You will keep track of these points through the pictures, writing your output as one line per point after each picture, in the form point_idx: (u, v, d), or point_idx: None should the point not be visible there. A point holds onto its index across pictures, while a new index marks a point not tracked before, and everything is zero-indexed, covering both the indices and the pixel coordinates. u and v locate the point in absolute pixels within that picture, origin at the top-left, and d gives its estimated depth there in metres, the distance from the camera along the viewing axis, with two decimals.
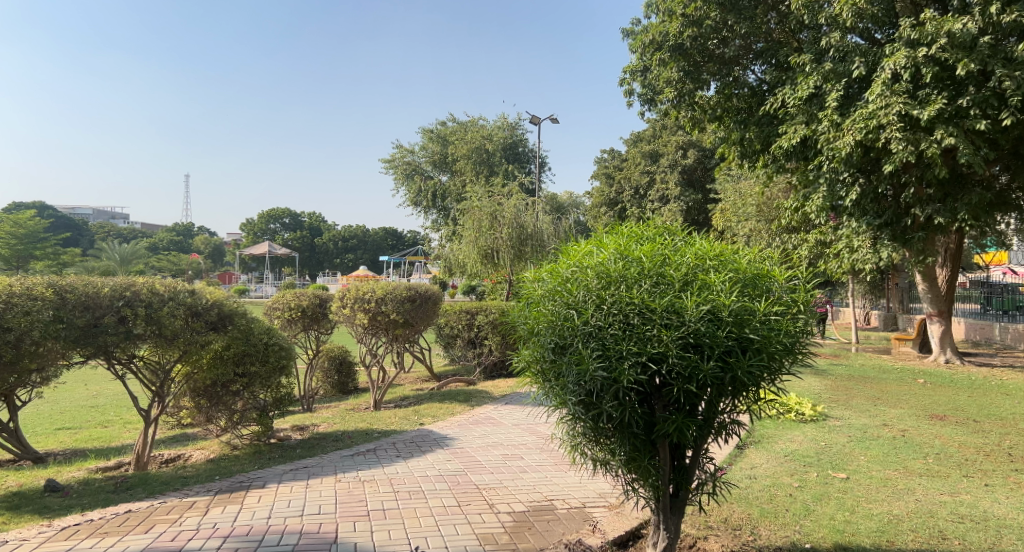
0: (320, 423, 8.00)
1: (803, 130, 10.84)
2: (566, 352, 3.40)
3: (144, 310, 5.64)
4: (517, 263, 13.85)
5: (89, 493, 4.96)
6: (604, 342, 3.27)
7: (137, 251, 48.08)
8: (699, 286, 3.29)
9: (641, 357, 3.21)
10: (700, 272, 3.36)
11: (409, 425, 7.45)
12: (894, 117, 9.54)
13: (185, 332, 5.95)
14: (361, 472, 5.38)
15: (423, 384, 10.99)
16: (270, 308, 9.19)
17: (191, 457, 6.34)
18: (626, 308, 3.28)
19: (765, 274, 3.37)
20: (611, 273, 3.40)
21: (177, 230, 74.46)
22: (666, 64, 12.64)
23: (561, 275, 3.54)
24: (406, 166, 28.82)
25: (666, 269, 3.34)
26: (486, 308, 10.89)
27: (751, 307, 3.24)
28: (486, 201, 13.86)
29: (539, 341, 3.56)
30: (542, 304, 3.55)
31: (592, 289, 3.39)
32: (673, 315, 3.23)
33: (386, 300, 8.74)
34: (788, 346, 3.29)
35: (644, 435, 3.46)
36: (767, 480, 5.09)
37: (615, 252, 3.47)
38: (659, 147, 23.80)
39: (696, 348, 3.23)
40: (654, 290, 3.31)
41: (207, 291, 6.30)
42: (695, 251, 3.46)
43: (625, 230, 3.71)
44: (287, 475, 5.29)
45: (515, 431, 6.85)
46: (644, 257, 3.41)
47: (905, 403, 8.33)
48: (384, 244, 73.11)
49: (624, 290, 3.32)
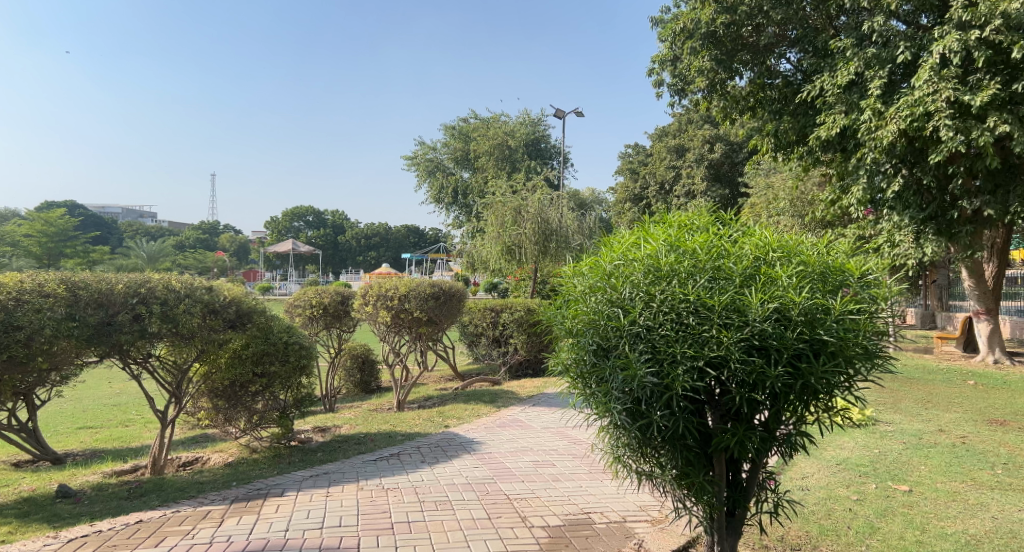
0: (342, 424, 7.74)
1: (843, 120, 10.27)
2: (610, 355, 3.07)
3: (160, 308, 5.41)
4: (542, 260, 13.49)
5: (102, 500, 4.71)
6: (654, 345, 2.94)
7: (163, 249, 48.60)
8: (764, 281, 2.93)
9: (697, 361, 2.87)
10: (763, 265, 2.99)
11: (434, 427, 7.15)
12: (944, 104, 8.98)
13: (202, 331, 5.72)
14: (384, 479, 5.09)
15: (447, 384, 10.70)
16: (291, 305, 8.97)
17: (210, 460, 6.11)
18: (679, 306, 2.93)
19: (840, 268, 2.99)
20: (662, 267, 3.05)
21: (202, 228, 75.42)
22: (698, 53, 12.16)
23: (603, 269, 3.20)
24: (428, 163, 28.57)
25: (724, 262, 2.98)
26: (512, 306, 10.56)
27: (825, 305, 2.86)
28: (510, 196, 13.54)
29: (579, 344, 3.22)
30: (581, 302, 3.22)
31: (639, 285, 3.04)
32: (734, 314, 2.87)
33: (409, 297, 8.46)
34: (867, 350, 2.90)
35: (698, 448, 3.14)
36: (821, 492, 4.72)
37: (664, 244, 3.12)
38: (685, 141, 23.26)
39: (761, 351, 2.87)
40: (711, 285, 2.95)
41: (224, 288, 6.07)
42: (757, 242, 3.09)
43: (674, 220, 3.35)
44: (307, 482, 5.01)
45: (546, 435, 6.53)
46: (699, 249, 3.05)
47: (959, 407, 7.83)
48: (406, 242, 73.12)
49: (677, 286, 2.96)
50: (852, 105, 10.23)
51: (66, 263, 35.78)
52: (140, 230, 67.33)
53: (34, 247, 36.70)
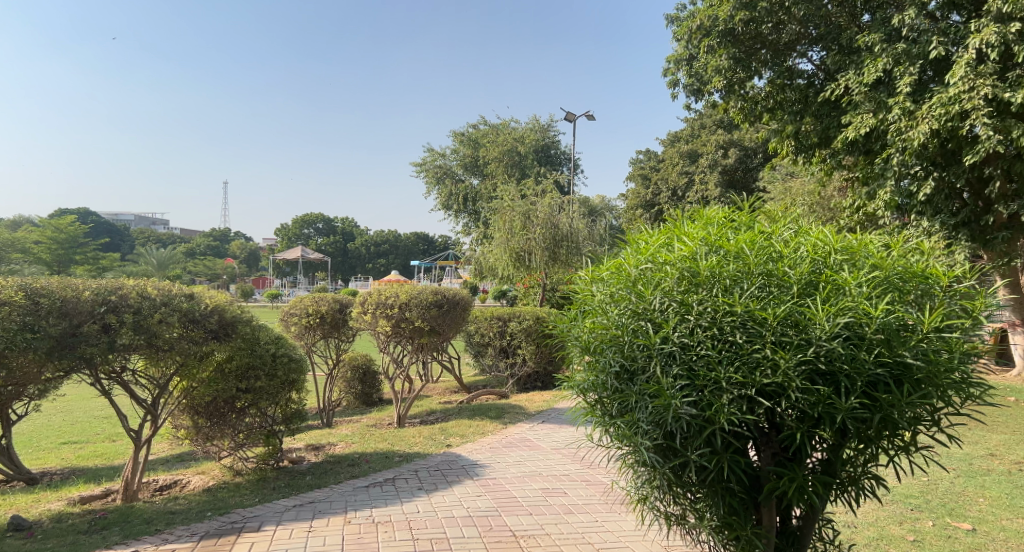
0: (338, 442, 7.21)
1: (870, 120, 9.57)
2: (637, 379, 2.56)
3: (131, 318, 4.90)
4: (552, 266, 12.98)
5: (56, 535, 4.20)
6: (692, 368, 2.43)
7: (173, 256, 48.39)
8: (830, 290, 2.39)
9: (746, 389, 2.35)
10: (825, 269, 2.46)
11: (435, 446, 6.61)
12: (981, 102, 8.27)
13: (181, 343, 5.20)
14: (376, 510, 4.56)
15: (452, 396, 10.14)
16: (286, 313, 8.47)
17: (189, 484, 5.60)
18: (722, 320, 2.43)
19: (922, 273, 2.42)
20: (700, 272, 2.53)
21: (213, 236, 75.72)
22: (715, 51, 11.60)
23: (629, 274, 2.69)
24: (437, 170, 28.06)
25: (779, 266, 2.46)
26: (520, 314, 10.01)
27: (908, 320, 2.30)
28: (519, 200, 13.02)
29: (598, 365, 2.71)
30: (600, 314, 2.72)
31: (671, 293, 2.54)
32: (793, 330, 2.34)
33: (409, 306, 7.93)
34: (963, 377, 2.31)
35: (744, 493, 2.59)
36: (872, 530, 4.14)
37: (702, 244, 2.61)
38: (698, 146, 22.69)
39: (826, 378, 2.32)
40: (762, 295, 2.43)
41: (205, 295, 5.54)
42: (816, 242, 2.56)
43: (714, 218, 2.83)
44: (288, 513, 4.49)
45: (557, 458, 5.97)
46: (746, 249, 2.53)
47: (1007, 428, 7.16)
48: (416, 249, 72.76)
49: (720, 295, 2.45)
50: (880, 104, 9.54)
51: (75, 271, 35.50)
52: (150, 236, 66.83)
53: (43, 253, 36.51)
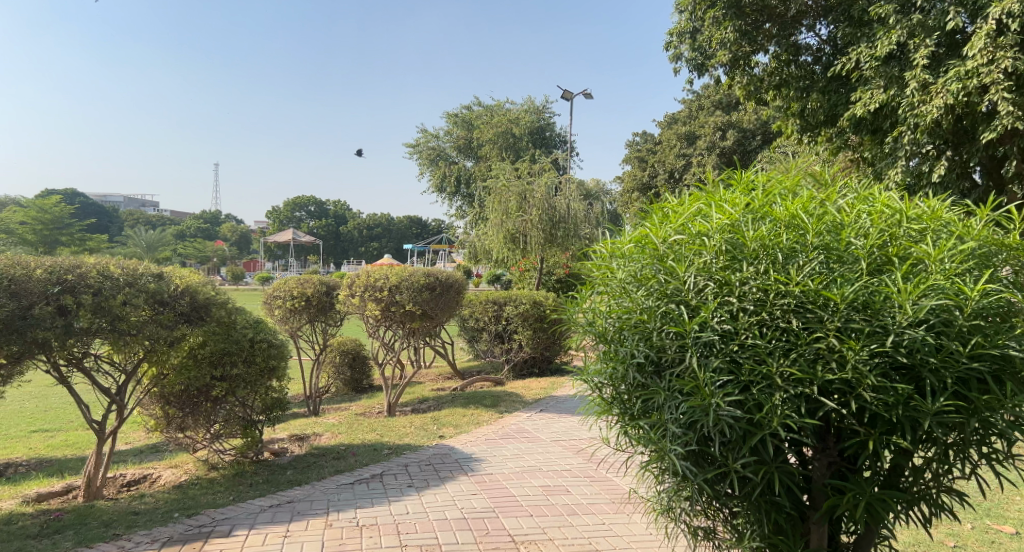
0: (324, 432, 6.78)
1: (880, 96, 8.38)
2: (667, 375, 2.15)
3: (91, 299, 4.44)
4: (548, 249, 12.54)
5: (2, 540, 3.76)
6: (735, 360, 2.03)
7: (161, 238, 47.66)
8: (907, 266, 1.99)
9: (804, 386, 1.95)
10: (899, 241, 2.05)
11: (427, 437, 6.20)
12: (1002, 75, 7.04)
13: (148, 326, 4.75)
14: (361, 511, 4.15)
15: (445, 384, 9.71)
16: (270, 296, 8.05)
17: (160, 479, 5.16)
18: (773, 303, 2.02)
19: (1016, 247, 2.04)
20: (746, 245, 2.12)
21: (203, 218, 75.05)
22: (720, 24, 10.94)
23: (656, 245, 2.26)
24: (431, 151, 27.49)
25: (844, 237, 2.05)
26: (516, 298, 9.56)
27: (1005, 303, 1.91)
28: (515, 180, 12.50)
29: (616, 355, 2.30)
30: (622, 295, 2.30)
31: (709, 270, 2.14)
32: (863, 315, 1.94)
33: (400, 289, 7.48)
34: None
35: (794, 510, 2.18)
36: (906, 534, 3.73)
37: (745, 211, 2.19)
38: (695, 128, 22.13)
39: (904, 373, 1.93)
40: (824, 272, 2.02)
41: (176, 275, 5.09)
42: (883, 209, 2.15)
43: (756, 182, 2.41)
44: (264, 515, 4.07)
45: (558, 451, 5.58)
46: (801, 217, 2.11)
47: None
48: (409, 233, 72.07)
49: (770, 271, 2.04)
50: (892, 80, 8.32)
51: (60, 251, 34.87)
52: (141, 217, 65.94)
53: (28, 234, 35.82)
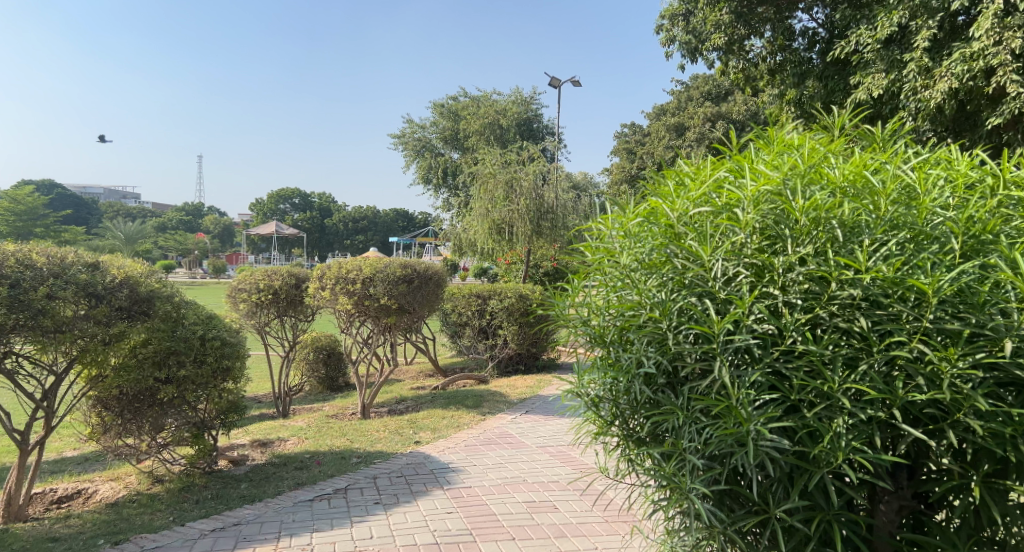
0: (289, 437, 6.22)
1: (881, 81, 7.64)
2: (686, 392, 1.65)
3: (6, 292, 3.84)
4: (535, 240, 12.00)
5: None
6: (780, 373, 1.55)
7: (141, 231, 46.60)
8: (1014, 246, 1.52)
9: (877, 409, 1.47)
10: (997, 214, 1.58)
11: (402, 443, 5.67)
12: (1010, 55, 6.39)
13: (79, 323, 4.15)
14: (317, 536, 3.60)
15: (427, 381, 9.17)
16: (235, 289, 7.44)
17: (95, 495, 4.57)
18: (831, 298, 1.54)
19: None
20: (791, 220, 1.61)
21: (187, 211, 73.85)
22: (715, 6, 10.39)
23: (670, 220, 1.74)
24: (415, 143, 26.82)
25: (924, 209, 1.55)
26: (501, 292, 9.02)
27: None
28: (501, 168, 11.91)
29: (617, 363, 1.78)
30: (626, 287, 1.76)
31: (741, 253, 1.64)
32: (956, 312, 1.48)
33: (374, 281, 6.91)
34: None
35: None
36: None
37: (788, 176, 1.67)
38: (685, 119, 21.56)
39: (1012, 389, 1.49)
40: (901, 255, 1.54)
41: (114, 265, 4.50)
42: (971, 173, 1.68)
43: (794, 142, 1.90)
44: (203, 542, 3.51)
45: (543, 459, 5.08)
46: (871, 181, 1.61)
47: None
48: (395, 226, 71.20)
49: (828, 254, 1.55)
50: (892, 64, 7.64)
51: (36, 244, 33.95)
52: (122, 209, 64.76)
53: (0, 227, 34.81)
